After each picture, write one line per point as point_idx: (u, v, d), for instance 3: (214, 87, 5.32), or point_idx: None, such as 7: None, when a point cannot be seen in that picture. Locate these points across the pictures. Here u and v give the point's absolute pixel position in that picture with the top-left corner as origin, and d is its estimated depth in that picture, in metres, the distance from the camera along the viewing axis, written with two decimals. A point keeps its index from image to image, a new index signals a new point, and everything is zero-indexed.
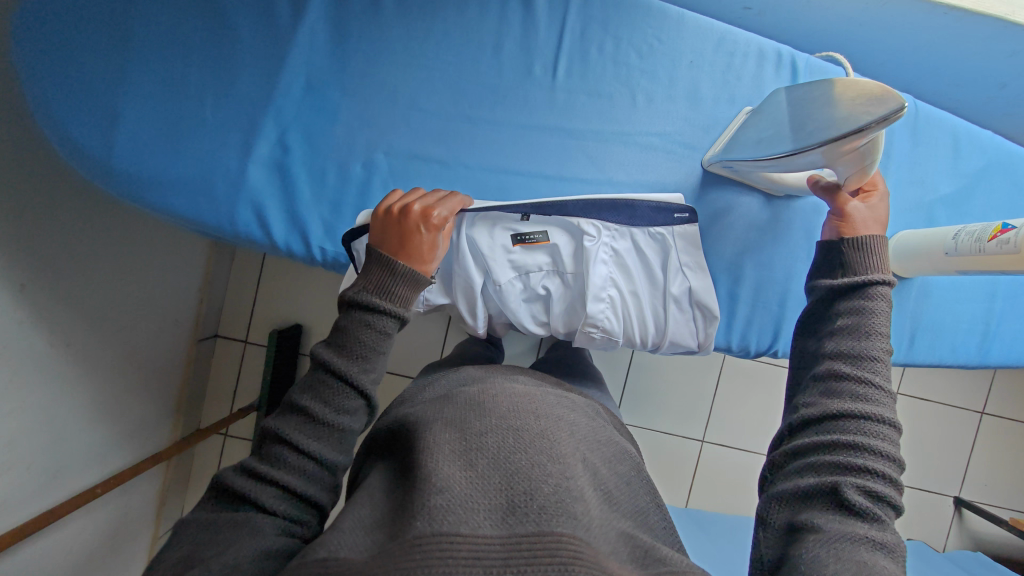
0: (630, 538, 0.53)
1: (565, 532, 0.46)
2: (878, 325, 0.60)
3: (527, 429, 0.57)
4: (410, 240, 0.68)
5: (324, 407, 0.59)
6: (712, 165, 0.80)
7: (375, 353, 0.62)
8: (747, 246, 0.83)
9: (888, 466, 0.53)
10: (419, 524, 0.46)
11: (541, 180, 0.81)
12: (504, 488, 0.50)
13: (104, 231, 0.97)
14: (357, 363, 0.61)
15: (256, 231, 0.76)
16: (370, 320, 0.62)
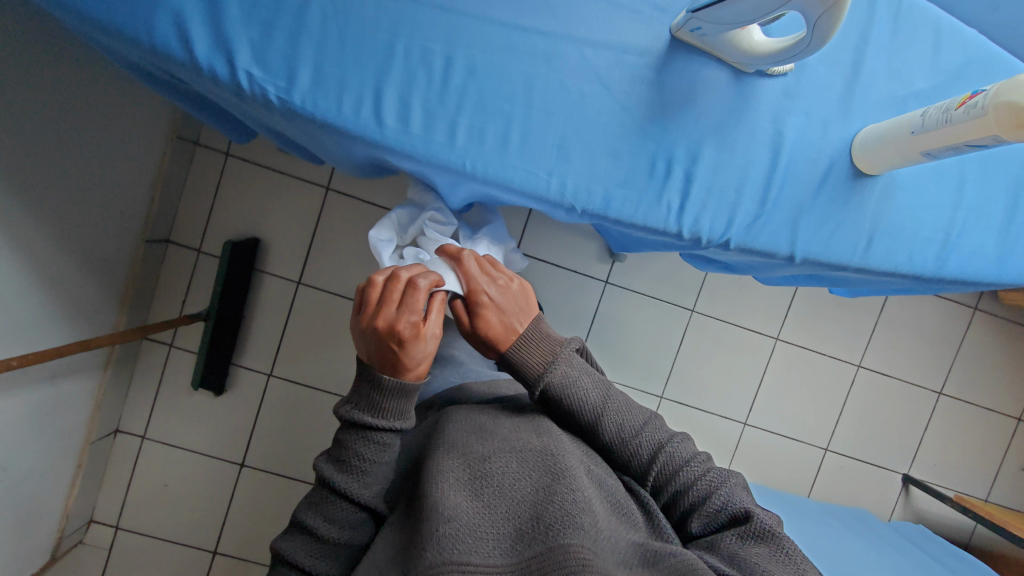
0: (641, 545, 0.61)
1: (572, 546, 0.55)
2: (611, 433, 0.71)
3: (529, 453, 0.66)
4: (402, 361, 0.67)
5: (336, 525, 0.66)
6: (682, 28, 0.56)
7: (376, 464, 0.67)
8: (761, 114, 0.59)
9: (705, 488, 0.68)
10: (432, 553, 0.55)
11: (491, 27, 0.56)
12: (512, 514, 0.60)
13: (40, 84, 0.89)
14: (356, 479, 0.67)
15: (170, 52, 0.53)
16: (372, 444, 0.67)
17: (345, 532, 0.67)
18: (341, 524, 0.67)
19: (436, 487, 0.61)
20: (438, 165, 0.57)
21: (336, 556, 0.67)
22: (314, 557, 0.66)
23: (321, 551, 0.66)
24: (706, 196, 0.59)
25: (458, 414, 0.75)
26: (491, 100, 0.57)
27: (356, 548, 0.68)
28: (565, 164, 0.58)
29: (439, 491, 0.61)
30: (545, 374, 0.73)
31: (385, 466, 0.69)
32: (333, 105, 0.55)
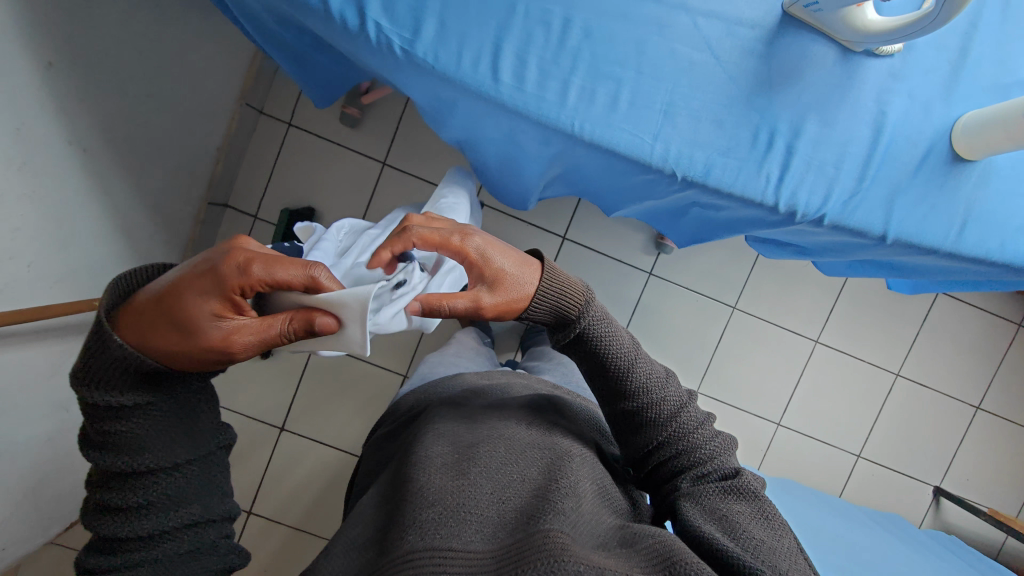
0: (622, 528, 0.58)
1: (551, 528, 0.50)
2: (639, 367, 0.65)
3: (516, 442, 0.63)
4: (170, 314, 0.47)
5: (128, 500, 0.50)
6: (796, 5, 0.57)
7: (137, 414, 0.50)
8: (865, 93, 0.60)
9: (708, 447, 0.65)
10: (412, 538, 0.50)
11: None
12: (497, 499, 0.55)
13: (136, 36, 0.92)
14: (121, 439, 0.50)
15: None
16: (114, 401, 0.49)
17: (145, 504, 0.50)
18: (135, 501, 0.50)
19: (421, 475, 0.57)
20: (548, 123, 0.59)
21: (148, 534, 0.50)
22: (122, 555, 0.49)
23: (127, 540, 0.50)
24: (806, 170, 0.60)
25: (447, 408, 0.71)
26: (604, 62, 0.58)
27: (181, 504, 0.52)
28: (671, 129, 0.60)
29: (423, 481, 0.56)
30: (585, 306, 0.63)
31: (164, 412, 0.51)
32: (454, 58, 0.57)
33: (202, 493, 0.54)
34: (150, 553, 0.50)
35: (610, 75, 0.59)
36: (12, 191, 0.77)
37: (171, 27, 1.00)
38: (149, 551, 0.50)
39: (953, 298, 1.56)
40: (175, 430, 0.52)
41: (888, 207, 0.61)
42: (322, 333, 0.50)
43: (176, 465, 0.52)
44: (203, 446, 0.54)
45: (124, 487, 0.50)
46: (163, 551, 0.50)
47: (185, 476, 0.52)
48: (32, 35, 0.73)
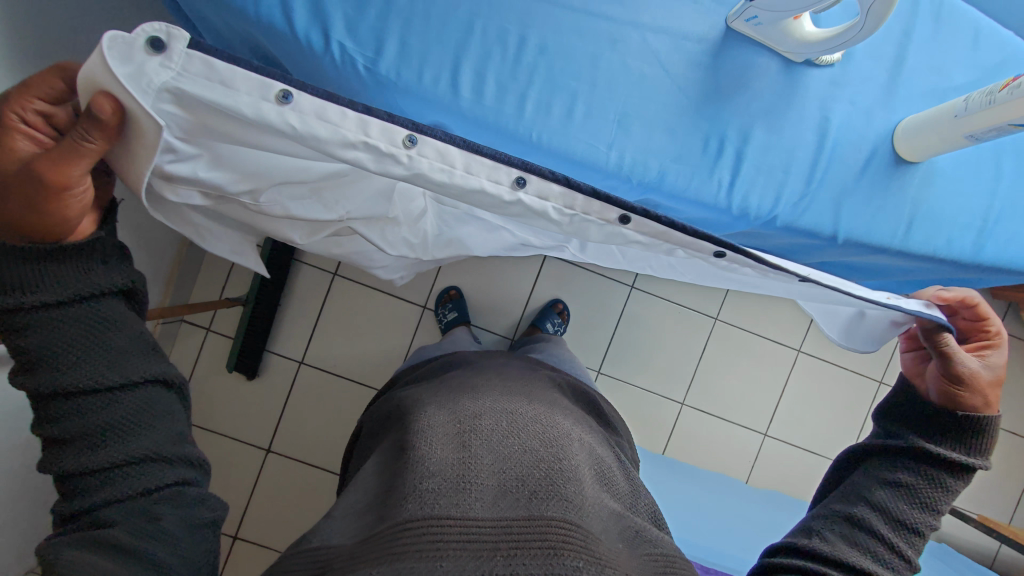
0: (622, 518, 0.58)
1: (555, 515, 0.51)
2: (935, 502, 0.56)
3: (519, 417, 0.65)
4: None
5: (78, 442, 0.48)
6: (738, 21, 0.61)
7: (56, 331, 0.48)
8: (809, 100, 0.63)
9: None
10: (411, 506, 0.51)
11: (564, 13, 0.61)
12: (498, 471, 0.56)
13: None
14: (52, 364, 0.47)
15: (277, 20, 0.58)
16: (28, 344, 0.47)
17: (80, 435, 0.48)
18: (78, 440, 0.48)
19: (422, 445, 0.59)
20: (506, 135, 0.62)
21: (107, 467, 0.48)
22: (83, 500, 0.48)
23: (86, 483, 0.48)
24: (756, 174, 0.63)
25: (455, 387, 0.73)
26: (558, 77, 0.62)
27: (130, 432, 0.49)
28: (625, 138, 0.63)
29: (424, 449, 0.58)
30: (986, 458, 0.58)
31: (90, 337, 0.49)
32: (415, 75, 0.60)
33: (159, 418, 0.52)
34: (113, 493, 0.48)
35: (565, 88, 0.62)
36: None
37: None
38: (109, 492, 0.48)
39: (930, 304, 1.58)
40: (106, 356, 0.49)
41: (842, 208, 0.64)
42: (104, 117, 0.46)
43: (121, 392, 0.50)
44: (143, 370, 0.52)
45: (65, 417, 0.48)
46: (122, 485, 0.48)
47: (130, 404, 0.50)
48: None
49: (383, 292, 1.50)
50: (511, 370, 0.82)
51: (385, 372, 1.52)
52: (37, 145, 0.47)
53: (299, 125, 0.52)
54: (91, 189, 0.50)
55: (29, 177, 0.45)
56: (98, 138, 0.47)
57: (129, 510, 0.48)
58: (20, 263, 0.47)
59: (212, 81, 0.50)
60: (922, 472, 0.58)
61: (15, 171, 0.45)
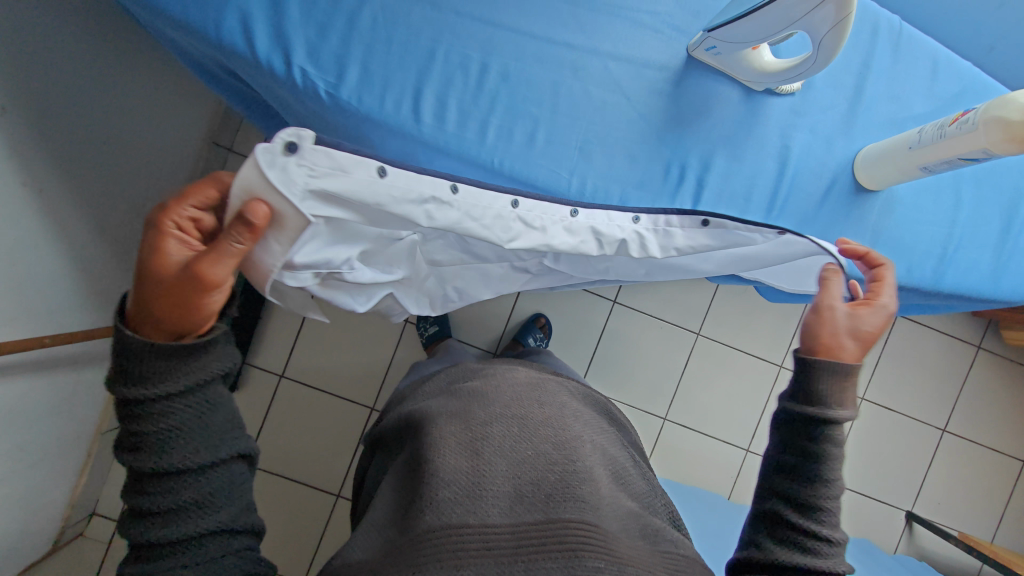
0: (639, 517, 0.60)
1: (572, 518, 0.53)
2: (827, 466, 0.53)
3: (530, 420, 0.65)
4: (151, 287, 0.44)
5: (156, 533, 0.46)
6: (699, 50, 0.61)
7: (166, 413, 0.45)
8: (769, 129, 0.64)
9: None
10: (429, 516, 0.53)
11: (526, 41, 0.62)
12: (512, 477, 0.58)
13: (94, 81, 0.96)
14: (155, 447, 0.45)
15: (239, 46, 0.58)
16: (138, 435, 0.45)
17: (169, 510, 0.45)
18: (164, 513, 0.45)
19: (435, 453, 0.59)
20: (468, 160, 0.62)
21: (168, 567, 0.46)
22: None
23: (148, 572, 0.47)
24: (718, 201, 0.64)
25: (466, 391, 0.73)
26: (520, 104, 0.62)
27: (215, 504, 0.47)
28: (587, 165, 0.63)
29: (438, 459, 0.58)
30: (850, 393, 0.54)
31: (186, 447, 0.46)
32: (376, 101, 0.60)
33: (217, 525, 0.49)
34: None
35: (527, 115, 0.62)
36: None
37: (128, 71, 1.03)
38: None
39: (910, 321, 1.59)
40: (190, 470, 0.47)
41: (805, 235, 0.64)
42: (258, 220, 0.46)
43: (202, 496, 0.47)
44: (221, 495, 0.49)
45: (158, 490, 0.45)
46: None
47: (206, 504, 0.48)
48: None
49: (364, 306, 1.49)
50: (522, 371, 0.81)
51: (366, 386, 1.51)
52: (187, 247, 0.46)
53: (368, 194, 0.53)
54: (230, 286, 0.48)
55: (179, 280, 0.44)
56: (246, 240, 0.45)
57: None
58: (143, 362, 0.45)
59: (334, 169, 0.51)
60: (800, 444, 0.54)
61: (176, 275, 0.44)
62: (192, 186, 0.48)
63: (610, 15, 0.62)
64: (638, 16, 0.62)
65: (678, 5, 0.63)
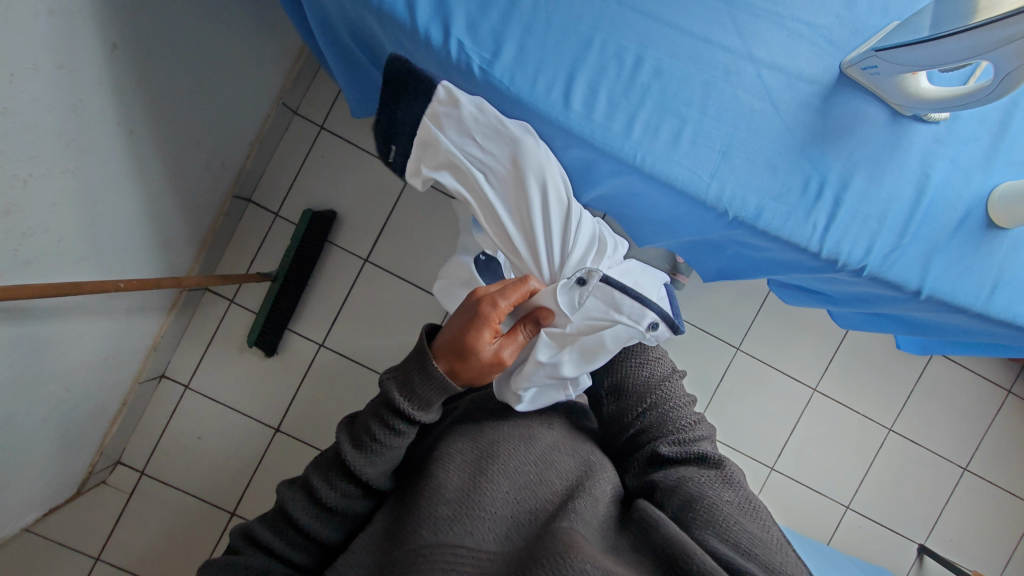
0: (628, 525, 0.58)
1: (562, 527, 0.52)
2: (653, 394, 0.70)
3: (532, 442, 0.65)
4: (462, 356, 0.58)
5: (328, 489, 0.60)
6: (857, 67, 0.61)
7: (387, 446, 0.60)
8: (911, 154, 0.63)
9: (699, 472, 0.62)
10: (426, 534, 0.54)
11: (684, 40, 0.61)
12: (512, 501, 0.57)
13: (193, 28, 0.95)
14: (365, 455, 0.60)
15: (401, 10, 0.58)
16: (366, 435, 0.60)
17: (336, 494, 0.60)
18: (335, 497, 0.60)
19: (439, 473, 0.60)
20: (610, 152, 0.61)
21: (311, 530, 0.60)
22: (271, 539, 0.60)
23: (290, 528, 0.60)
24: (851, 222, 0.63)
25: (470, 407, 0.72)
26: (670, 100, 0.61)
27: (344, 519, 0.62)
28: (727, 170, 0.62)
29: (441, 478, 0.59)
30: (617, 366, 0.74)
31: (395, 450, 0.61)
32: (529, 82, 0.60)
33: (351, 519, 0.63)
34: (300, 539, 0.60)
35: (675, 112, 0.61)
36: (58, 166, 0.77)
37: (223, 21, 1.02)
38: (293, 545, 0.60)
39: (946, 359, 1.61)
40: (386, 469, 0.62)
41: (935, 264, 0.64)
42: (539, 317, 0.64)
43: (392, 456, 0.62)
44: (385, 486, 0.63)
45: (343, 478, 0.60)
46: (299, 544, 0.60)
47: (391, 465, 0.63)
48: (98, 20, 0.75)
49: (411, 285, 1.47)
50: None
51: None
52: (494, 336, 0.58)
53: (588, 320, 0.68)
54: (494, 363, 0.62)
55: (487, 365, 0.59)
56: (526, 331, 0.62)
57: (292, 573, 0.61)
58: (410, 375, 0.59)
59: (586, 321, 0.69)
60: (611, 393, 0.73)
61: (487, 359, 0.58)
62: (514, 288, 0.60)
63: (770, 22, 0.61)
64: (796, 26, 0.62)
65: (837, 20, 0.62)
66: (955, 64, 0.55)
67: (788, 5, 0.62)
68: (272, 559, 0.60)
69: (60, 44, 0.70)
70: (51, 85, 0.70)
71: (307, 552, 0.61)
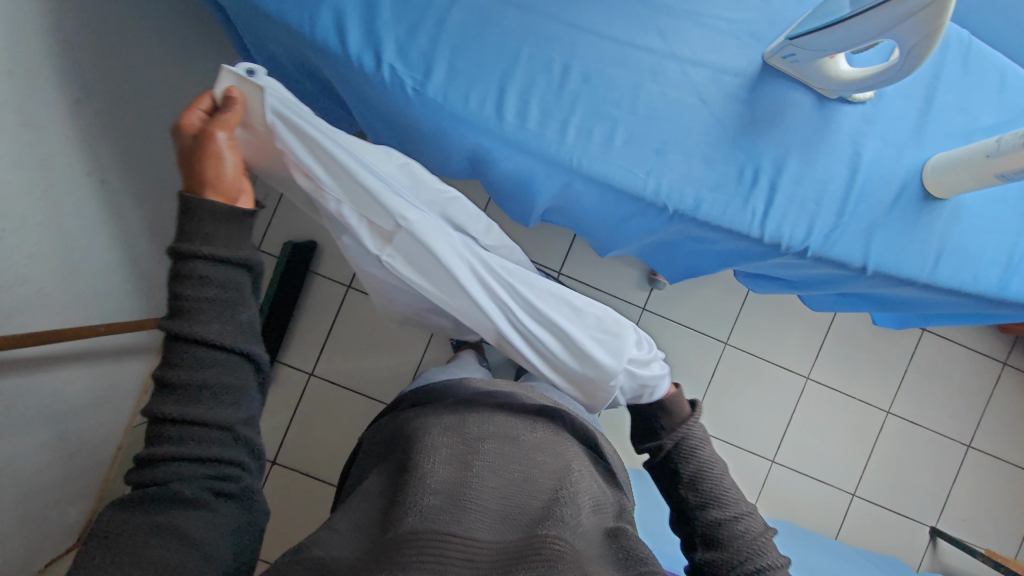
0: (614, 536, 0.60)
1: (547, 533, 0.53)
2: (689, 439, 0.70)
3: (519, 442, 0.65)
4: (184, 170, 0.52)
5: (172, 369, 0.49)
6: (778, 56, 0.63)
7: (205, 303, 0.50)
8: (841, 135, 0.65)
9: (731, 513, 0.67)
10: (412, 519, 0.52)
11: (608, 45, 0.63)
12: (499, 497, 0.58)
13: (155, 76, 0.98)
14: (182, 319, 0.49)
15: (334, 41, 0.60)
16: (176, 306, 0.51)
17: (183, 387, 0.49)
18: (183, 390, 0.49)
19: (425, 461, 0.59)
20: (547, 158, 0.63)
21: (196, 422, 0.50)
22: (162, 455, 0.49)
23: (173, 435, 0.49)
24: (788, 205, 0.65)
25: (456, 402, 0.71)
26: (600, 104, 0.63)
27: (204, 408, 0.50)
28: (662, 166, 0.64)
29: (428, 466, 0.58)
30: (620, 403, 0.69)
31: (220, 304, 0.50)
32: (462, 99, 0.62)
33: (238, 399, 0.52)
34: (195, 442, 0.49)
35: (606, 115, 0.63)
36: (28, 220, 0.80)
37: (185, 67, 1.05)
38: (190, 450, 0.49)
39: (939, 337, 1.59)
40: (231, 324, 0.51)
41: (875, 238, 0.65)
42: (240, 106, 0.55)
43: (232, 308, 0.51)
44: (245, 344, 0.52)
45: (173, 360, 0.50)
46: (198, 451, 0.49)
47: (243, 317, 0.52)
48: (57, 77, 0.78)
49: None
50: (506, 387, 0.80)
51: (396, 387, 1.50)
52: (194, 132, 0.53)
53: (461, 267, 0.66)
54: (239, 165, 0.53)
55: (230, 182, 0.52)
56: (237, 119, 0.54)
57: (211, 489, 0.50)
58: (205, 216, 0.50)
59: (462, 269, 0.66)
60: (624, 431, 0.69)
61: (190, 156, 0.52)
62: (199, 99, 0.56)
63: (690, 21, 0.64)
64: (716, 23, 0.64)
65: (755, 13, 0.65)
66: (864, 44, 0.56)
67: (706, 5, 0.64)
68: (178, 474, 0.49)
69: (23, 104, 0.73)
70: (14, 143, 0.73)
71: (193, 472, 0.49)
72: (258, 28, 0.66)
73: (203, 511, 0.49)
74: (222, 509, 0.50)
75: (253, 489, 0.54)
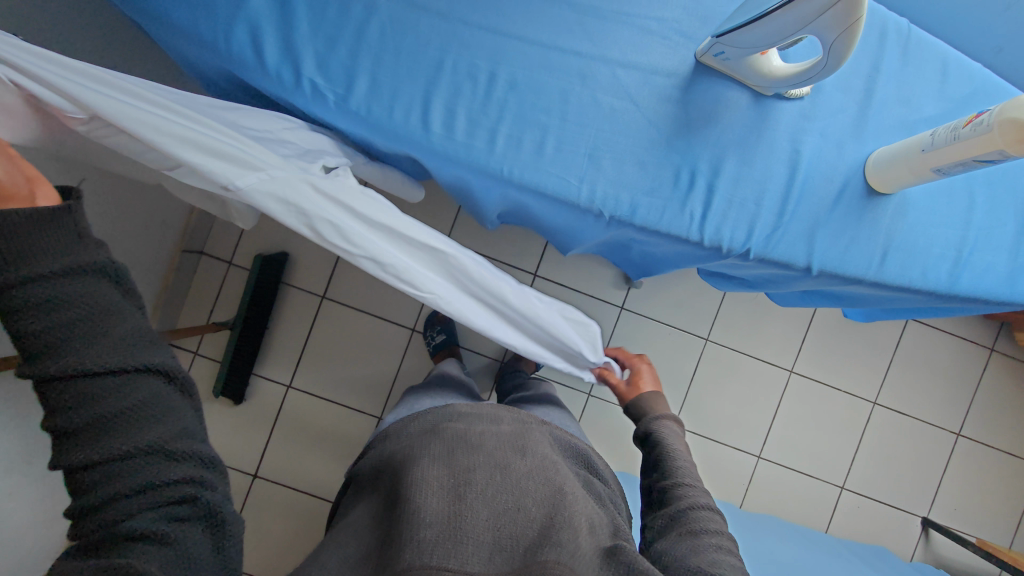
0: (615, 555, 0.52)
1: (547, 560, 0.48)
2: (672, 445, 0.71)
3: (513, 464, 0.59)
4: None
5: (65, 406, 0.41)
6: (708, 55, 0.61)
7: (77, 321, 0.42)
8: (779, 132, 0.63)
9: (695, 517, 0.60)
10: (408, 556, 0.49)
11: (535, 51, 0.62)
12: (495, 526, 0.52)
13: None
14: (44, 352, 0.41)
15: (251, 58, 0.59)
16: (27, 341, 0.41)
17: (84, 428, 0.41)
18: (89, 429, 0.41)
19: (415, 497, 0.54)
20: (477, 168, 0.61)
21: (117, 456, 0.41)
22: (93, 500, 0.41)
23: (92, 479, 0.41)
24: (728, 207, 0.63)
25: (447, 424, 0.65)
26: (529, 111, 0.62)
27: (120, 435, 0.42)
28: (596, 171, 0.62)
29: (418, 500, 0.53)
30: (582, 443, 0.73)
31: (90, 319, 0.42)
32: (385, 110, 0.60)
33: (161, 416, 0.44)
34: (119, 476, 0.41)
35: (535, 121, 0.62)
36: None
37: None
38: (127, 484, 0.41)
39: (922, 325, 1.57)
40: (106, 342, 0.43)
41: (821, 239, 0.63)
42: None
43: (102, 324, 0.43)
44: (144, 356, 0.44)
45: (60, 399, 0.41)
46: (136, 484, 0.41)
47: (125, 328, 0.44)
48: None
49: (371, 315, 1.48)
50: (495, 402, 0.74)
51: (374, 396, 1.49)
52: None
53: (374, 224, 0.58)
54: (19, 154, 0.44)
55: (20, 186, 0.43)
56: None
57: (169, 521, 0.42)
58: (27, 229, 0.41)
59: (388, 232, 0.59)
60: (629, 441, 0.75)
61: None
62: None
63: (617, 23, 0.62)
64: (645, 23, 0.63)
65: (685, 12, 0.63)
66: (788, 40, 0.55)
67: (635, 4, 0.63)
68: (125, 524, 0.40)
69: None
70: None
71: (148, 516, 0.41)
72: (180, 50, 0.65)
73: (163, 547, 0.40)
74: (186, 539, 0.42)
75: (221, 510, 0.45)
